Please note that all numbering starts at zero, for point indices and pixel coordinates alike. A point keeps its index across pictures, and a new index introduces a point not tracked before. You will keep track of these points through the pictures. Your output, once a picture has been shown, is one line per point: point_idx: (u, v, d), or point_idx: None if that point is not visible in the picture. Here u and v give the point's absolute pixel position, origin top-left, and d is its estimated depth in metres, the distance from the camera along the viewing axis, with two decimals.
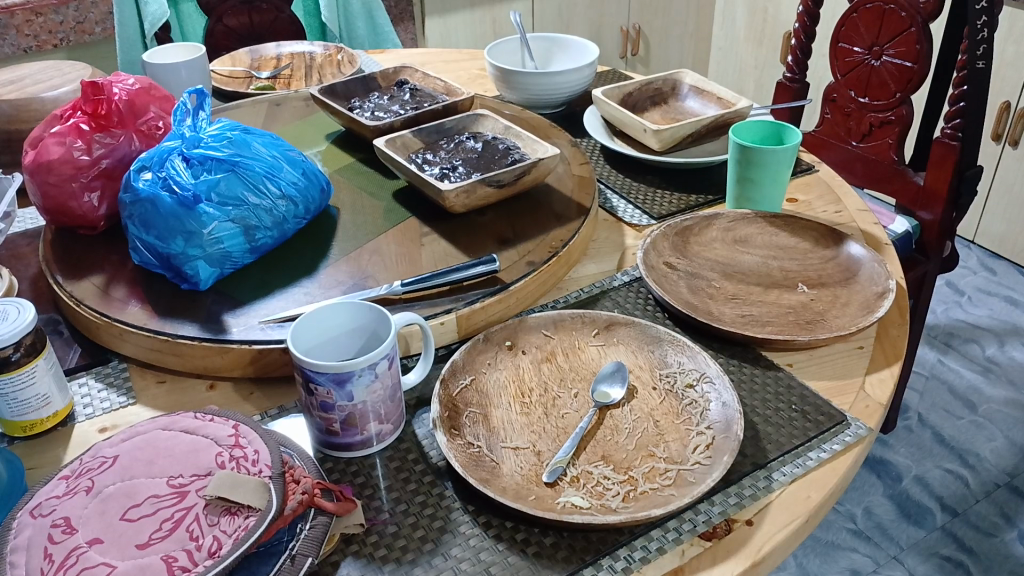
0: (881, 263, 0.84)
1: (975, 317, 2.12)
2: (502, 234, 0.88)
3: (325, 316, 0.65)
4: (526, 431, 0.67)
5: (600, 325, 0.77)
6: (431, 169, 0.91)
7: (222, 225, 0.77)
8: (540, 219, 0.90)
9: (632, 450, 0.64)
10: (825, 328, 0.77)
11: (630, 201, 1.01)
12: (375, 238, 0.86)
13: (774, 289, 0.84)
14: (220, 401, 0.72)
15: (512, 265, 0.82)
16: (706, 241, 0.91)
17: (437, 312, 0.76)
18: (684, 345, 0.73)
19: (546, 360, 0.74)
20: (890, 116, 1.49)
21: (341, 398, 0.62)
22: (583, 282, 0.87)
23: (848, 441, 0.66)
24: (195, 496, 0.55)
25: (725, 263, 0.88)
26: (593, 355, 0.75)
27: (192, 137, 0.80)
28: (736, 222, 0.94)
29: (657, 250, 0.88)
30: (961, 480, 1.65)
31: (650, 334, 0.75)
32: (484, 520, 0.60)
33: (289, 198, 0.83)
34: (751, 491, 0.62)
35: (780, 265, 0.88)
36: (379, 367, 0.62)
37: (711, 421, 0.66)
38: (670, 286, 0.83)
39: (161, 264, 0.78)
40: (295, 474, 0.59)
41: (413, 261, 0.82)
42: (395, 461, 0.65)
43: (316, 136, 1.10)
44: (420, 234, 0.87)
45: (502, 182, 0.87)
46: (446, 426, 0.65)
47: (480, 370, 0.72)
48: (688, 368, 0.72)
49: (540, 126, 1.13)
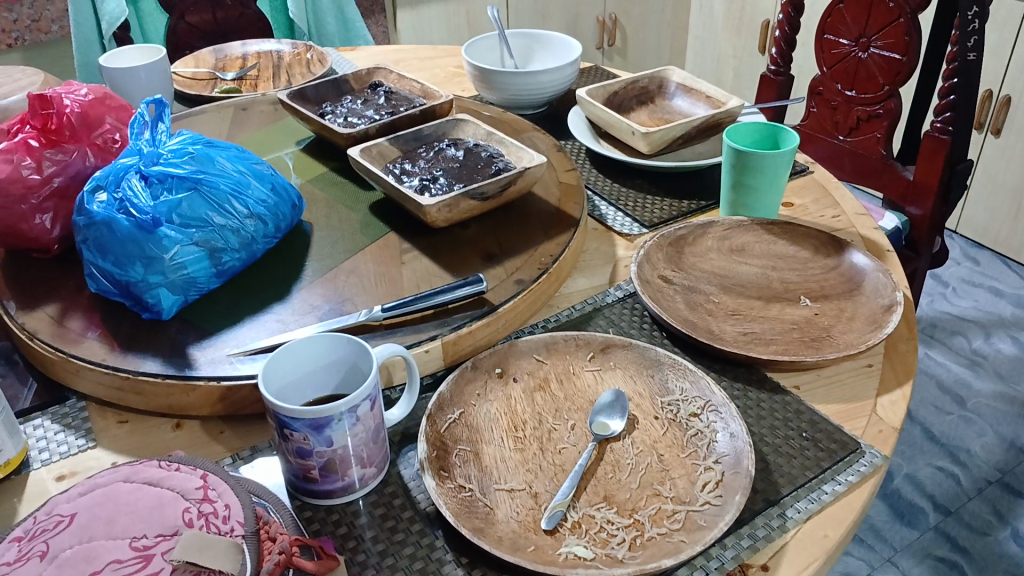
0: (886, 274, 0.81)
1: (960, 309, 2.10)
2: (487, 249, 0.82)
3: (298, 350, 0.59)
4: (521, 470, 0.62)
5: (595, 348, 0.72)
6: (410, 181, 0.85)
7: (185, 249, 0.71)
8: (527, 232, 0.85)
9: (637, 489, 0.60)
10: (832, 346, 0.73)
11: (620, 209, 0.96)
12: (352, 256, 0.81)
13: (776, 303, 0.80)
14: (187, 444, 0.66)
15: (500, 283, 0.77)
16: (702, 252, 0.87)
17: (422, 339, 0.70)
18: (686, 370, 0.69)
19: (540, 388, 0.69)
20: (878, 109, 1.46)
21: (319, 444, 0.56)
22: (574, 298, 0.82)
23: (864, 471, 0.62)
24: (161, 560, 0.50)
25: (723, 275, 0.84)
26: (590, 381, 0.70)
27: (150, 153, 0.74)
28: (732, 230, 0.90)
29: (652, 263, 0.84)
30: (953, 477, 1.63)
31: (649, 358, 0.71)
32: (480, 573, 0.55)
33: (258, 217, 0.77)
34: (765, 532, 0.57)
35: (780, 276, 0.84)
36: (361, 409, 0.56)
37: (719, 455, 0.61)
38: (667, 303, 0.79)
39: (119, 292, 0.72)
40: (270, 530, 0.54)
41: (394, 282, 0.77)
42: (381, 508, 0.60)
43: (286, 144, 1.04)
44: (400, 250, 0.82)
45: (487, 194, 0.82)
46: (435, 468, 0.60)
47: (470, 402, 0.67)
48: (691, 395, 0.67)
49: (521, 129, 1.07)
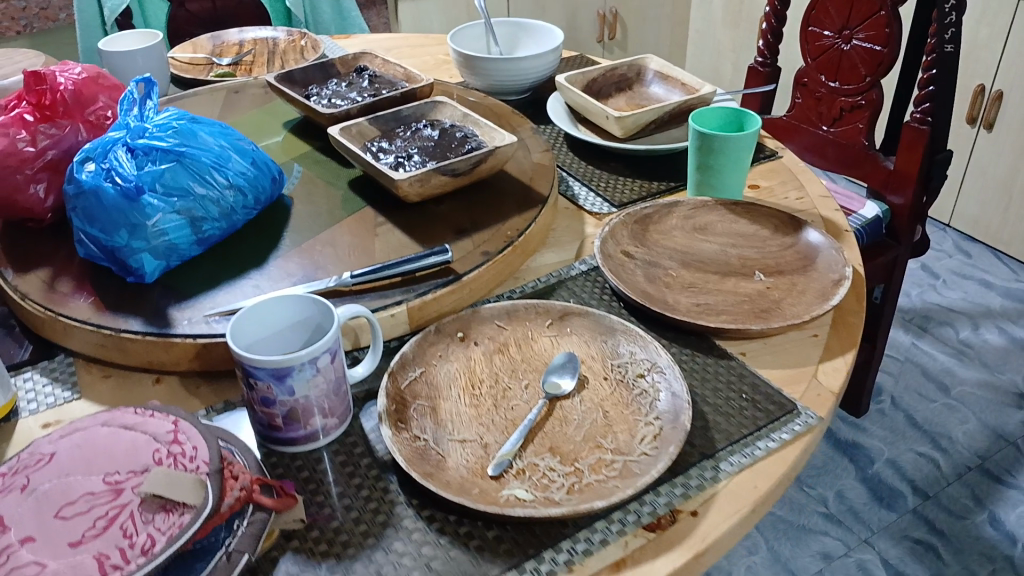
0: (839, 251, 0.84)
1: (950, 300, 2.13)
2: (457, 223, 0.86)
3: (266, 309, 0.64)
4: (474, 423, 0.66)
5: (553, 316, 0.76)
6: (386, 158, 0.90)
7: (167, 217, 0.75)
8: (498, 208, 0.89)
9: (580, 441, 0.64)
10: (779, 316, 0.77)
11: (592, 189, 1.00)
12: (329, 228, 0.85)
13: (731, 278, 0.84)
14: (165, 396, 0.71)
15: (467, 254, 0.81)
16: (666, 230, 0.91)
17: (388, 304, 0.74)
18: (636, 335, 0.73)
19: (499, 351, 0.73)
20: (860, 100, 1.49)
21: (281, 393, 0.61)
22: (541, 271, 0.86)
23: (798, 429, 0.66)
24: (131, 493, 0.55)
25: (685, 252, 0.88)
26: (547, 346, 0.74)
27: (137, 128, 0.78)
28: (697, 210, 0.94)
29: (616, 239, 0.88)
30: (933, 462, 1.66)
31: (603, 324, 0.75)
32: (429, 514, 0.59)
33: (237, 188, 0.81)
34: (697, 482, 0.61)
35: (739, 253, 0.88)
36: (321, 361, 0.61)
37: (659, 412, 0.65)
38: (627, 276, 0.83)
39: (105, 258, 0.76)
40: (233, 470, 0.58)
41: (366, 251, 0.81)
42: (342, 456, 0.64)
43: (274, 125, 1.08)
44: (375, 222, 0.86)
45: (457, 170, 0.86)
46: (393, 419, 0.64)
47: (431, 362, 0.72)
48: (639, 358, 0.71)
49: (501, 113, 1.11)
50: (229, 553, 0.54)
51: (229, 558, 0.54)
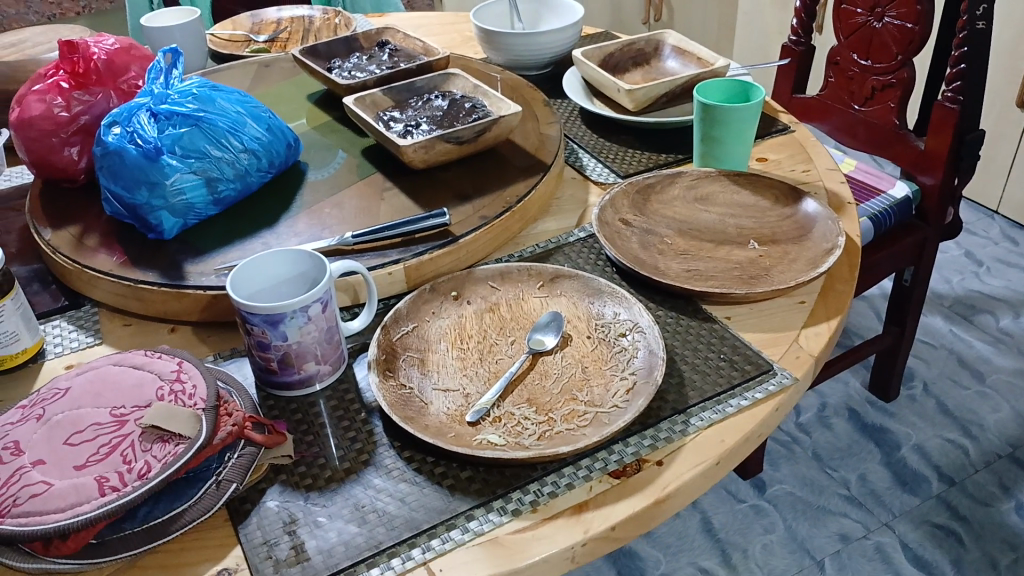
0: (834, 221, 0.85)
1: (992, 288, 2.08)
2: (460, 189, 0.90)
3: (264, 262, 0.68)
4: (459, 375, 0.70)
5: (545, 278, 0.79)
6: (396, 127, 0.94)
7: (184, 176, 0.80)
8: (502, 175, 0.92)
9: (557, 393, 0.67)
10: (766, 283, 0.78)
11: (600, 160, 1.03)
12: (339, 192, 0.89)
13: (725, 246, 0.85)
14: (178, 343, 0.76)
15: (466, 218, 0.84)
16: (667, 199, 0.93)
17: (387, 262, 0.78)
18: (621, 297, 0.76)
19: (489, 310, 0.77)
20: (891, 79, 1.48)
21: (275, 338, 0.65)
22: (541, 237, 0.89)
23: (771, 389, 0.68)
24: (133, 425, 0.60)
25: (683, 221, 0.90)
26: (537, 306, 0.77)
27: (160, 94, 0.83)
28: (699, 180, 0.96)
29: (615, 207, 0.90)
30: (962, 449, 1.64)
31: (592, 286, 0.78)
32: (408, 454, 0.63)
33: (252, 152, 0.86)
34: (666, 434, 0.64)
35: (736, 222, 0.89)
36: (312, 310, 0.65)
37: (635, 368, 0.68)
38: (621, 242, 0.85)
39: (129, 215, 0.82)
40: (228, 408, 0.63)
41: (372, 214, 0.85)
42: (333, 400, 0.69)
43: (299, 96, 1.13)
44: (383, 188, 0.90)
45: (462, 139, 0.90)
46: (381, 368, 0.68)
47: (424, 318, 0.75)
48: (622, 319, 0.74)
49: (517, 86, 1.14)
50: (220, 482, 0.59)
51: (220, 486, 0.59)
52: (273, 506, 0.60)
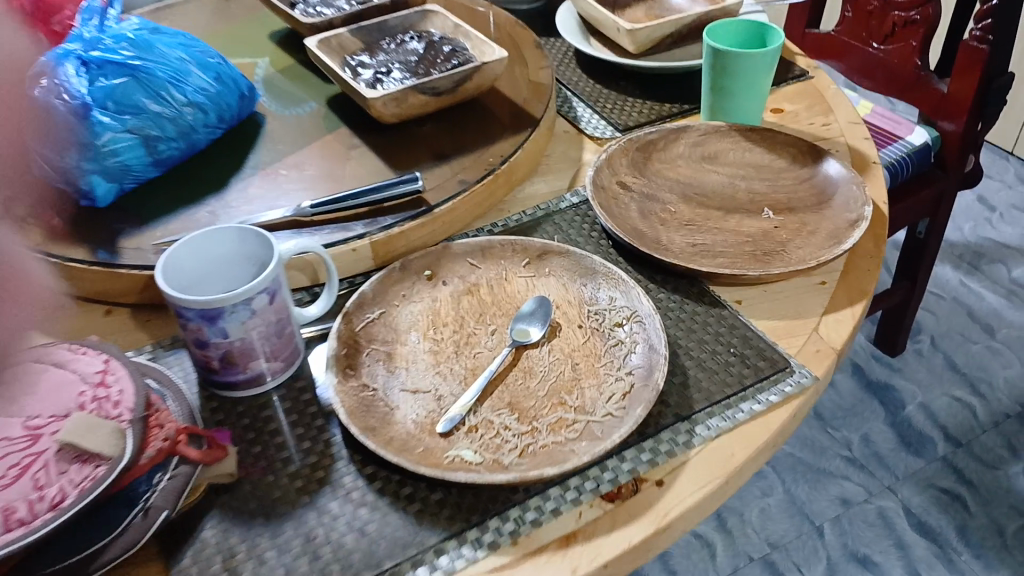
0: (860, 186, 0.75)
1: (1006, 236, 1.99)
2: (437, 147, 0.79)
3: (205, 240, 0.59)
4: (431, 372, 0.61)
5: (531, 255, 0.70)
6: (365, 73, 0.83)
7: (118, 135, 0.70)
8: (484, 130, 0.82)
9: (543, 396, 0.58)
10: (783, 261, 0.69)
11: (596, 110, 0.92)
12: (301, 150, 0.80)
13: (736, 214, 0.76)
14: (114, 329, 0.67)
15: (443, 183, 0.74)
16: (669, 158, 0.83)
17: (349, 237, 0.68)
18: (617, 279, 0.66)
19: (468, 292, 0.68)
20: (913, 15, 1.35)
21: (215, 335, 0.56)
22: (528, 202, 0.80)
23: (789, 391, 0.59)
24: (47, 440, 0.50)
25: (687, 184, 0.80)
26: (522, 288, 0.68)
27: (90, 40, 0.72)
28: (707, 136, 0.85)
29: (613, 167, 0.80)
30: (969, 409, 1.57)
31: (583, 265, 0.68)
32: (371, 472, 0.55)
33: (198, 106, 0.75)
34: (668, 447, 0.55)
35: (748, 186, 0.79)
36: (257, 302, 0.56)
37: (632, 367, 0.59)
38: (619, 210, 0.75)
39: (57, 180, 0.71)
40: (159, 418, 0.54)
41: (336, 179, 0.76)
42: (287, 402, 0.60)
43: (261, 36, 1.01)
44: (350, 147, 0.80)
45: (440, 89, 0.79)
46: (341, 365, 0.59)
47: (393, 303, 0.66)
48: (618, 305, 0.65)
49: (504, 24, 1.02)
50: (147, 515, 0.50)
51: (147, 520, 0.50)
52: (212, 536, 0.52)
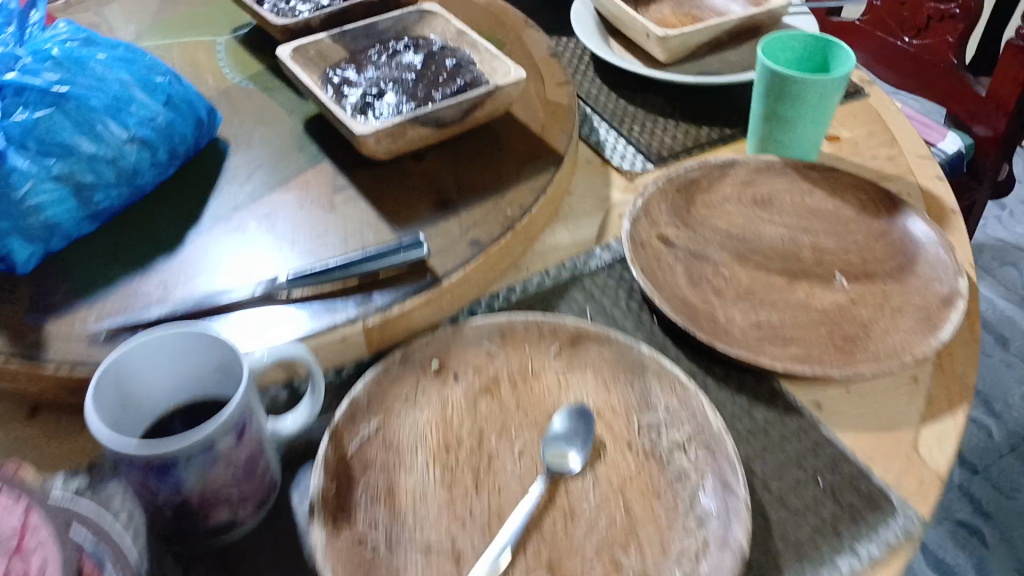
0: (949, 249, 0.63)
1: (1017, 236, 1.89)
2: (437, 191, 0.65)
3: (165, 347, 0.46)
4: (445, 515, 0.48)
5: (561, 340, 0.57)
6: (351, 93, 0.68)
7: (42, 184, 0.55)
8: (495, 166, 0.67)
9: (592, 554, 0.46)
10: (866, 351, 0.57)
11: (622, 134, 0.79)
12: (274, 191, 0.65)
13: (802, 281, 0.63)
14: (36, 439, 0.53)
15: (451, 244, 0.60)
16: (715, 203, 0.70)
17: (336, 320, 0.54)
18: (674, 379, 0.54)
19: (486, 392, 0.55)
20: (953, 9, 1.20)
21: (165, 487, 0.42)
22: (551, 257, 0.67)
23: (894, 542, 0.47)
24: None
25: (740, 237, 0.67)
26: (551, 385, 0.56)
27: (5, 56, 0.56)
28: (759, 173, 0.72)
29: (651, 218, 0.67)
30: (984, 430, 1.48)
31: (629, 357, 0.56)
32: None
33: (143, 141, 0.60)
34: None
35: (812, 241, 0.67)
36: (221, 443, 0.43)
37: (702, 514, 0.47)
38: (665, 276, 0.62)
39: None
40: None
41: (315, 230, 0.61)
42: (264, 555, 0.47)
43: (223, 34, 0.86)
44: (334, 185, 0.65)
45: (445, 119, 0.64)
46: (332, 511, 0.47)
47: (393, 408, 0.54)
48: (678, 417, 0.52)
49: (510, 23, 0.88)
50: None
51: None
52: None
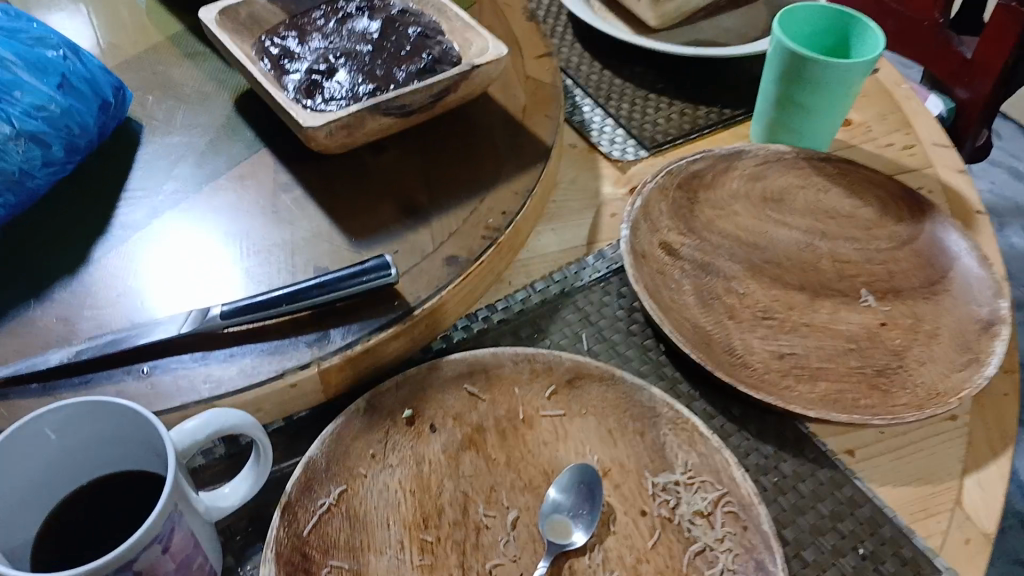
0: (987, 263, 0.55)
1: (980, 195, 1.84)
2: (401, 193, 0.55)
3: (77, 422, 0.38)
4: None
5: (557, 381, 0.49)
6: (295, 71, 0.58)
7: None
8: (470, 160, 0.57)
9: None
10: (903, 389, 0.49)
11: (608, 112, 0.69)
12: (202, 192, 0.54)
13: (824, 299, 0.55)
14: None
15: (422, 263, 0.51)
16: (723, 200, 0.61)
17: (284, 364, 0.45)
18: (694, 431, 0.46)
19: (469, 445, 0.46)
20: None
21: None
22: (535, 268, 0.58)
23: None
24: None
25: (751, 244, 0.58)
26: (546, 435, 0.47)
27: None
28: (768, 165, 0.63)
29: (651, 220, 0.57)
30: None
31: (638, 401, 0.47)
32: None
33: (34, 136, 0.49)
34: None
35: (832, 248, 0.58)
36: (149, 554, 0.35)
37: None
38: (671, 297, 0.53)
39: None
40: None
41: (260, 248, 0.51)
42: None
43: None
44: (277, 187, 0.55)
45: (411, 108, 0.54)
46: None
47: (358, 470, 0.44)
48: (698, 476, 0.44)
49: None
50: None
51: None
52: None
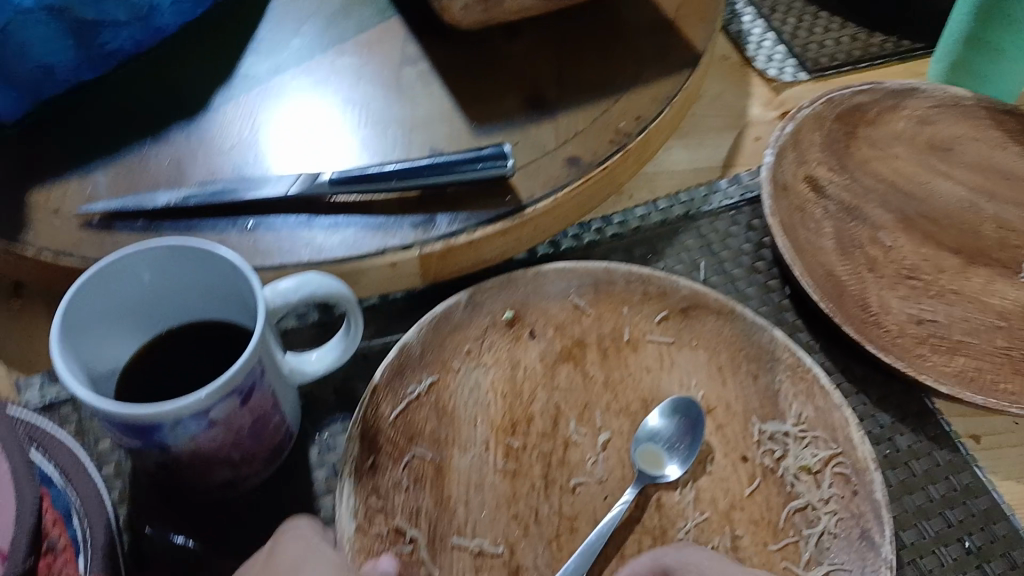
0: None
1: None
2: (530, 83, 0.51)
3: (170, 260, 0.37)
4: (501, 514, 0.39)
5: (672, 306, 0.45)
6: None
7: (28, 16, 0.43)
8: (608, 56, 0.53)
9: None
10: None
11: (771, 26, 0.65)
12: (327, 53, 0.52)
13: (981, 268, 0.49)
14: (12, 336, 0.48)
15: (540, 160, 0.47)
16: (883, 142, 0.54)
17: (387, 242, 0.43)
18: (817, 384, 0.42)
19: (567, 355, 0.44)
20: None
21: (145, 447, 0.34)
22: (663, 183, 0.55)
23: None
24: None
25: (908, 193, 0.52)
26: (651, 359, 0.44)
27: None
28: (940, 110, 0.56)
29: (799, 154, 0.52)
30: None
31: (755, 342, 0.44)
32: None
33: None
34: None
35: (1000, 213, 0.52)
36: (217, 410, 0.34)
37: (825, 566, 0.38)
38: (807, 238, 0.49)
39: None
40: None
41: (377, 118, 0.49)
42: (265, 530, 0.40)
43: None
44: (403, 58, 0.52)
45: None
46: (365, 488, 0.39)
47: (454, 360, 0.43)
48: (810, 432, 0.41)
49: None
50: None
51: None
52: None
